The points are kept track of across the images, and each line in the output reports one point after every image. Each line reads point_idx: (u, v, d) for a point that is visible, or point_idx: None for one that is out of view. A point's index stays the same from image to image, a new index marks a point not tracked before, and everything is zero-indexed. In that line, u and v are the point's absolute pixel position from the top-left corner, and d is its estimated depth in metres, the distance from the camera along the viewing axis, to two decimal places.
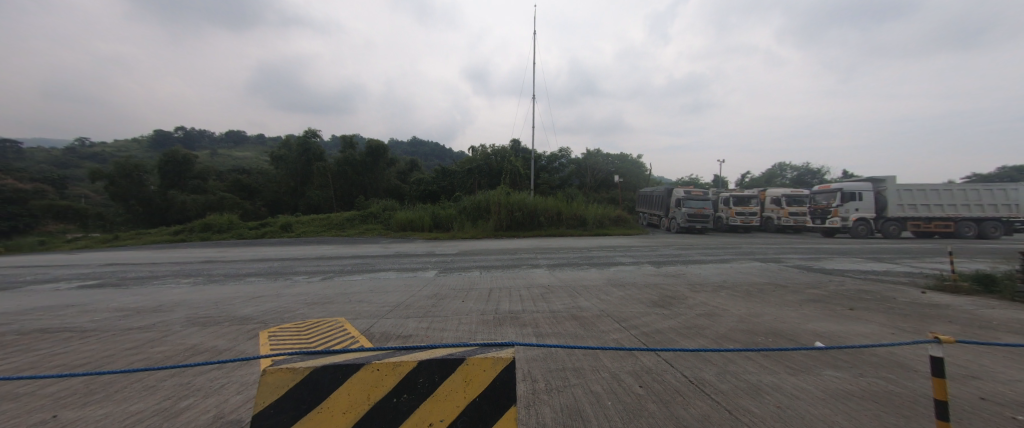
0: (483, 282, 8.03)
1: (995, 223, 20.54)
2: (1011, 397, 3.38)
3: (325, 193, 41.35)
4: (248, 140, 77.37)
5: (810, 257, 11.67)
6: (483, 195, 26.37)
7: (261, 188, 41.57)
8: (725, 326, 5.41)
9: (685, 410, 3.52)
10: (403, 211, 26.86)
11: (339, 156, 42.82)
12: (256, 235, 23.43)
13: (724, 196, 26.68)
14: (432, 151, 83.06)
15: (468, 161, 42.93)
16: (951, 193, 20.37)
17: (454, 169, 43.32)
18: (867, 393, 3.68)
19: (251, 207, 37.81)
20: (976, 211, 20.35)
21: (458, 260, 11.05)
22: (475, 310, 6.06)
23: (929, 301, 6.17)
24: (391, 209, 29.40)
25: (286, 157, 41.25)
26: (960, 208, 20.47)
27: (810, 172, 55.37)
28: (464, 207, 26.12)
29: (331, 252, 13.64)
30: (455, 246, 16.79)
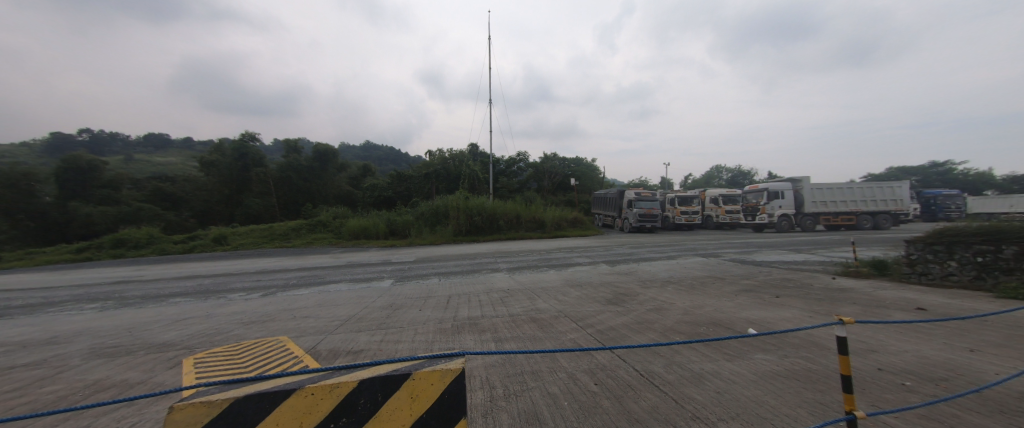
0: (441, 289, 7.84)
1: (887, 216, 23.94)
2: (900, 365, 3.94)
3: (268, 201, 38.24)
4: (173, 144, 69.21)
5: (742, 251, 12.85)
6: (441, 200, 25.99)
7: (191, 198, 37.44)
8: (672, 319, 5.74)
9: (636, 403, 3.67)
10: (356, 219, 25.70)
11: (282, 162, 40.48)
12: (182, 250, 21.02)
13: (670, 196, 28.49)
14: (388, 156, 80.27)
15: (424, 166, 42.02)
16: (853, 191, 23.40)
17: (410, 173, 42.18)
18: (790, 372, 4.09)
19: (176, 219, 33.76)
20: (871, 206, 23.60)
21: (416, 267, 10.74)
22: (433, 319, 5.90)
23: (838, 285, 7.02)
24: (342, 218, 28.01)
25: (218, 163, 37.91)
26: (860, 204, 23.64)
27: (742, 174, 61.48)
28: (421, 213, 25.53)
29: (271, 266, 12.54)
30: (412, 252, 16.27)
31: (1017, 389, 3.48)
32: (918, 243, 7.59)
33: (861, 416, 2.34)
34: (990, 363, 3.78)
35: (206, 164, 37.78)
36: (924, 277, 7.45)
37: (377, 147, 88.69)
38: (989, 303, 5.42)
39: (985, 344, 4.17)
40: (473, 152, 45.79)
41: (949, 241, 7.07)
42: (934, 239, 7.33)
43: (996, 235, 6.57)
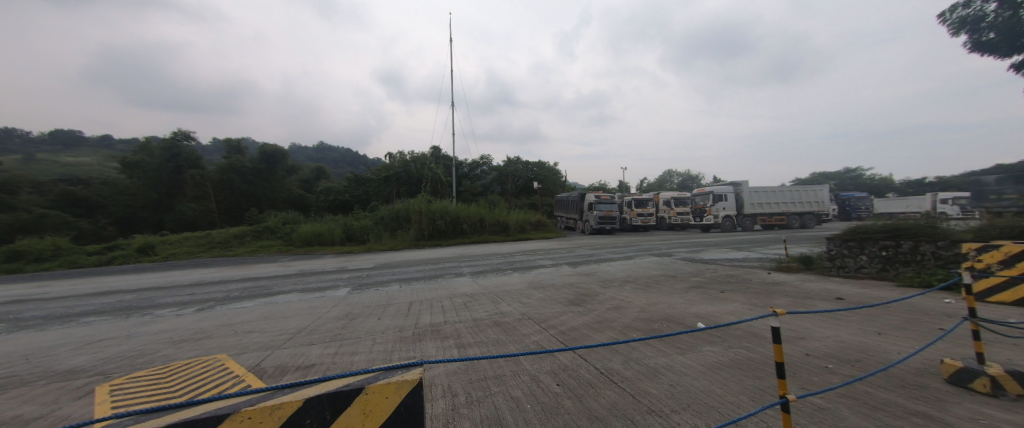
0: (402, 296, 7.58)
1: (812, 216, 26.79)
2: (824, 350, 4.39)
3: (206, 206, 34.84)
4: (87, 142, 60.88)
5: (691, 250, 13.78)
6: (402, 204, 25.24)
7: (108, 202, 32.77)
8: (629, 317, 5.98)
9: (596, 401, 3.76)
10: (308, 225, 24.29)
11: (221, 162, 37.72)
12: (97, 262, 18.50)
13: (627, 199, 29.62)
14: (345, 157, 76.74)
15: (384, 168, 40.71)
16: (784, 194, 25.97)
17: (368, 176, 40.70)
18: (733, 362, 4.41)
19: (92, 227, 29.60)
20: (800, 207, 26.32)
21: (375, 274, 10.29)
22: (393, 327, 5.69)
23: (773, 280, 7.73)
24: (293, 223, 26.41)
25: (144, 163, 34.19)
26: (790, 206, 26.29)
27: (691, 178, 66.49)
28: (381, 217, 24.66)
29: (208, 277, 11.41)
30: (372, 259, 15.61)
31: (915, 365, 4.02)
32: (837, 239, 8.48)
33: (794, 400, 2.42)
34: (893, 343, 4.33)
35: (130, 165, 34.27)
36: (841, 270, 8.37)
37: (333, 149, 84.51)
38: (892, 292, 6.22)
39: (889, 327, 4.78)
40: (436, 154, 45.23)
41: (861, 237, 8.04)
42: (848, 236, 8.30)
43: (896, 232, 7.59)
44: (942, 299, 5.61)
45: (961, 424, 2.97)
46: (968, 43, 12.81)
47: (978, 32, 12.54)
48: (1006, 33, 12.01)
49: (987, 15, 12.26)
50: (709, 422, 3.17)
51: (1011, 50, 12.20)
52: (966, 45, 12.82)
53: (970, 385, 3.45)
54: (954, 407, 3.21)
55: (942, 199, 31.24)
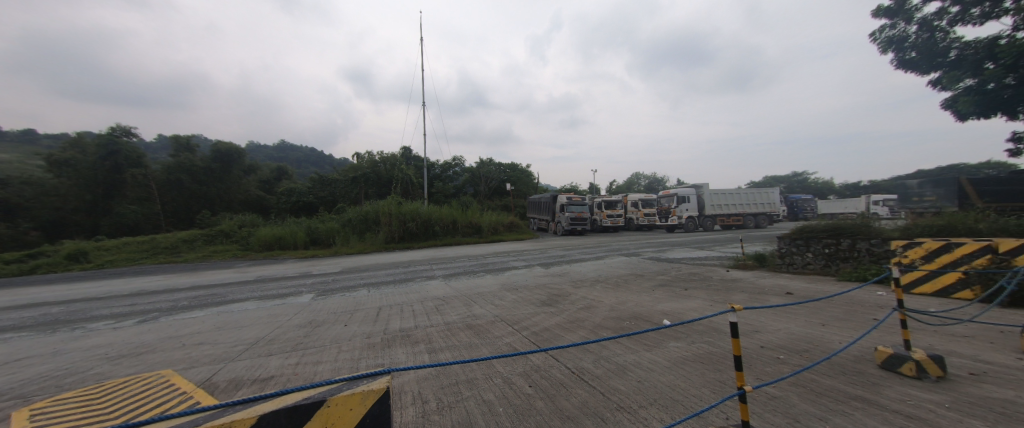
0: (370, 301, 7.32)
1: (765, 217, 28.82)
2: (776, 342, 4.70)
3: (150, 208, 31.93)
4: (3, 136, 53.88)
5: (657, 250, 14.35)
6: (371, 205, 24.54)
7: (29, 205, 28.93)
8: (600, 316, 6.12)
9: (568, 400, 3.80)
10: (268, 228, 23.06)
11: (168, 161, 35.17)
12: (16, 272, 16.43)
13: (598, 201, 30.26)
14: (310, 157, 73.34)
15: (351, 169, 39.17)
16: (741, 196, 27.75)
17: (335, 177, 39.59)
18: (697, 356, 4.62)
19: (10, 232, 26.28)
20: (754, 208, 28.24)
21: (342, 279, 9.87)
22: (360, 334, 5.47)
23: (731, 277, 8.20)
24: (250, 227, 24.95)
25: (75, 161, 30.93)
26: (746, 207, 28.12)
27: (657, 181, 69.73)
28: (348, 220, 23.75)
29: (151, 286, 10.43)
30: (338, 263, 14.97)
31: (853, 353, 4.39)
32: (787, 238, 9.12)
33: (751, 390, 2.52)
34: (836, 333, 4.72)
35: (57, 163, 30.75)
36: (790, 267, 8.99)
37: (297, 148, 80.66)
38: (833, 286, 6.78)
39: (831, 318, 5.21)
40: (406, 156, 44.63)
41: (807, 236, 8.71)
42: (796, 235, 8.98)
43: (836, 231, 8.32)
44: (874, 291, 6.20)
45: (892, 406, 3.27)
46: (895, 61, 14.25)
47: (902, 50, 13.99)
48: (924, 52, 13.47)
49: (909, 36, 13.78)
50: (674, 415, 3.29)
51: (929, 67, 13.66)
52: (894, 62, 14.21)
53: (900, 369, 3.82)
54: (886, 390, 3.53)
55: (874, 200, 34.79)
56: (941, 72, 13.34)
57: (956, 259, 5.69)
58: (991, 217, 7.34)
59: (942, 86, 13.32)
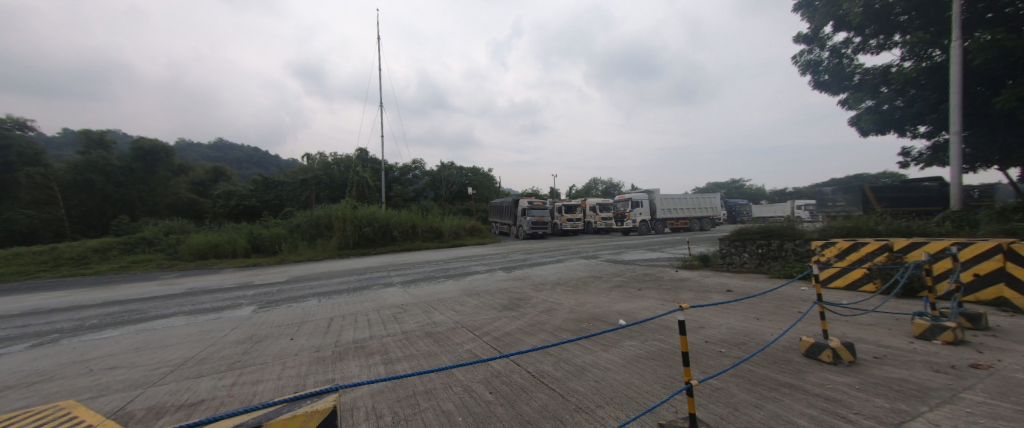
0: (321, 312, 6.86)
1: (708, 220, 31.32)
2: (718, 336, 5.07)
3: (50, 212, 27.48)
4: None
5: (614, 252, 14.98)
6: (322, 210, 23.43)
7: None
8: (560, 318, 6.23)
9: (527, 405, 3.79)
10: (203, 234, 21.17)
11: (75, 159, 30.67)
12: None
13: (558, 205, 31.10)
14: (253, 157, 67.89)
15: (297, 173, 39.91)
16: (687, 201, 29.96)
17: (282, 179, 37.25)
18: (650, 354, 4.84)
19: None
20: (699, 212, 30.64)
21: (290, 289, 9.15)
22: (308, 348, 5.09)
23: (679, 277, 8.74)
24: (180, 234, 22.62)
25: None
26: (692, 211, 30.44)
27: (614, 186, 73.20)
28: (296, 225, 22.74)
29: (49, 303, 8.97)
30: (286, 271, 13.96)
31: (782, 343, 4.84)
32: (727, 239, 9.86)
33: (696, 384, 2.64)
34: (768, 327, 5.18)
35: None
36: (730, 266, 9.73)
37: (238, 148, 74.56)
38: (766, 283, 7.47)
39: (765, 312, 5.72)
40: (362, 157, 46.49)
41: (744, 238, 9.49)
42: (734, 237, 9.75)
43: (768, 233, 9.22)
44: (799, 287, 6.92)
45: (815, 390, 3.64)
46: (813, 82, 16.19)
47: (818, 73, 15.94)
48: (834, 75, 15.42)
49: (823, 61, 15.70)
50: (628, 413, 3.41)
51: (839, 89, 15.66)
52: (811, 83, 16.19)
53: (820, 357, 4.26)
54: (810, 376, 3.92)
55: (797, 204, 39.30)
56: (848, 93, 15.38)
57: (862, 256, 6.50)
58: (887, 220, 8.56)
59: (849, 105, 15.36)
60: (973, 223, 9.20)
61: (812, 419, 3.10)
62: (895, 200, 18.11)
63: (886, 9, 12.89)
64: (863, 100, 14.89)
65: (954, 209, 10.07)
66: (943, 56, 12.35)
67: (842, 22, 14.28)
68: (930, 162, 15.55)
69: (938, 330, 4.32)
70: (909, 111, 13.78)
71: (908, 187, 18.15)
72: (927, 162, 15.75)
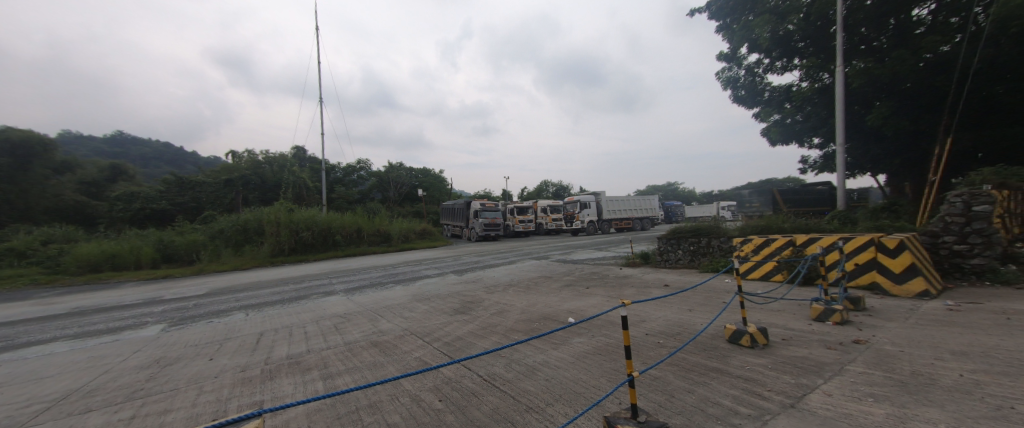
0: (248, 327, 6.17)
1: (648, 220, 33.82)
2: (656, 328, 5.45)
3: None
4: None
5: (564, 252, 15.48)
6: (251, 213, 21.30)
7: None
8: (511, 319, 6.27)
9: (478, 410, 3.73)
10: (95, 243, 18.03)
11: None
12: None
13: (510, 207, 31.42)
14: (162, 154, 59.26)
15: (217, 173, 35.20)
16: (630, 202, 32.09)
17: (200, 179, 33.07)
18: (597, 349, 5.06)
19: None
20: (640, 213, 32.98)
21: (209, 303, 8.09)
22: (233, 367, 4.54)
23: (622, 274, 9.29)
24: (65, 244, 19.10)
25: None
26: (634, 212, 32.63)
27: (563, 187, 75.74)
28: (219, 231, 20.52)
29: None
30: (205, 283, 12.39)
31: (711, 331, 5.33)
32: (664, 238, 10.65)
33: (636, 373, 2.72)
34: (698, 318, 5.67)
35: None
36: (667, 262, 10.54)
37: (143, 141, 64.92)
38: (696, 277, 8.21)
39: (696, 304, 6.27)
40: (299, 156, 44.53)
41: (678, 236, 10.33)
42: (670, 236, 10.56)
43: (698, 231, 10.13)
44: (723, 280, 7.70)
45: (736, 372, 4.04)
46: (732, 96, 18.29)
47: (736, 88, 17.97)
48: (749, 91, 17.53)
49: (740, 78, 17.75)
50: (575, 409, 3.50)
51: (752, 103, 17.85)
52: (731, 97, 18.26)
53: (740, 342, 4.75)
54: (733, 360, 4.35)
55: (721, 206, 44.03)
56: (759, 107, 17.56)
57: (772, 251, 7.41)
58: (790, 219, 9.88)
59: (761, 118, 17.58)
60: (851, 220, 10.93)
61: (735, 399, 3.43)
62: (798, 202, 21.04)
63: (787, 36, 14.83)
64: (771, 114, 17.14)
65: (840, 208, 11.88)
66: (830, 79, 14.40)
67: (754, 45, 16.17)
68: (823, 169, 18.40)
69: (829, 312, 5.04)
70: (806, 125, 16.14)
71: (806, 190, 21.24)
72: (821, 169, 18.59)
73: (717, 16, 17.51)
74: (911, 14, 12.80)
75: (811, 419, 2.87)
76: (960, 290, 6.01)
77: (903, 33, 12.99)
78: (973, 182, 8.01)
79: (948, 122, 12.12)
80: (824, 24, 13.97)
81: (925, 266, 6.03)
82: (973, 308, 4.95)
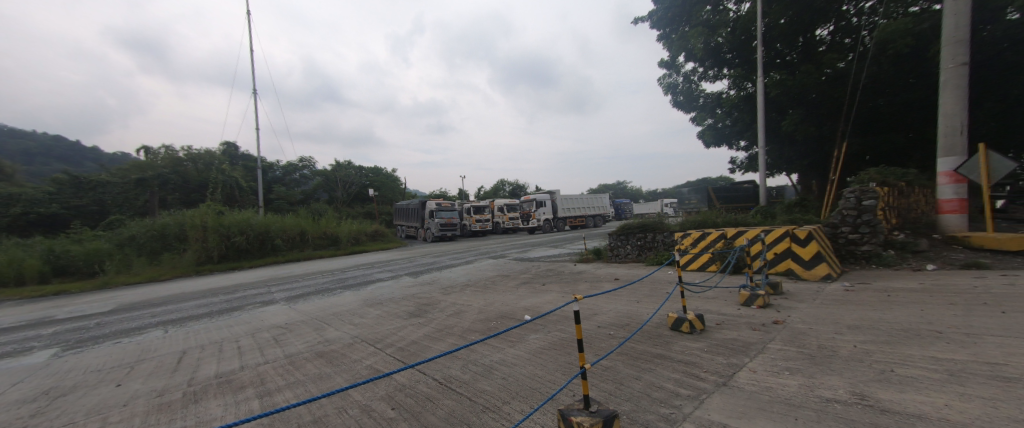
0: (167, 346, 5.46)
1: (601, 218, 35.48)
2: (607, 321, 5.71)
3: None
4: None
5: (521, 251, 15.71)
6: (170, 217, 18.90)
7: None
8: (469, 320, 6.22)
9: (433, 415, 3.63)
10: None
11: None
12: None
13: (466, 206, 31.19)
14: (50, 149, 50.04)
15: (123, 171, 30.53)
16: (583, 200, 33.38)
17: (104, 179, 28.64)
18: (553, 344, 5.18)
19: None
20: (592, 210, 34.49)
21: (115, 322, 7.02)
22: (147, 393, 3.99)
23: (576, 270, 9.62)
24: None
25: None
26: (587, 210, 34.04)
27: (519, 187, 76.68)
28: (130, 238, 18.10)
29: None
30: (111, 298, 10.73)
31: (655, 320, 5.70)
32: (614, 234, 11.17)
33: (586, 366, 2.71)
34: (645, 308, 6.04)
35: None
36: (617, 257, 11.10)
37: (21, 133, 54.35)
38: (643, 270, 8.75)
39: (642, 296, 6.69)
40: (229, 153, 40.46)
41: (627, 232, 10.89)
42: (620, 232, 11.11)
43: (644, 227, 10.76)
44: (666, 272, 8.28)
45: (678, 357, 4.36)
46: (672, 101, 19.68)
47: (676, 94, 19.39)
48: (686, 97, 19.01)
49: (678, 84, 19.18)
50: (530, 406, 3.53)
51: (689, 108, 19.38)
52: (671, 102, 19.65)
53: (681, 328, 5.12)
54: (675, 346, 4.69)
55: (665, 203, 47.43)
56: (695, 112, 19.15)
57: (707, 243, 8.12)
58: (722, 214, 10.89)
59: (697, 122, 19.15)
60: (771, 215, 12.33)
61: (677, 382, 3.69)
62: (729, 199, 23.33)
63: (717, 48, 16.31)
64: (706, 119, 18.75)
65: (763, 204, 13.34)
66: (752, 88, 16.06)
67: (690, 54, 17.55)
68: (748, 169, 20.46)
69: (754, 297, 5.63)
70: (735, 129, 17.92)
71: (736, 188, 23.65)
72: (746, 169, 20.70)
73: (658, 25, 18.73)
74: (815, 34, 14.66)
75: (739, 395, 3.17)
76: (854, 272, 7.03)
77: (809, 50, 14.86)
78: (864, 181, 9.39)
79: (845, 129, 14.17)
80: (746, 39, 15.56)
81: (829, 254, 6.98)
82: (863, 288, 5.83)
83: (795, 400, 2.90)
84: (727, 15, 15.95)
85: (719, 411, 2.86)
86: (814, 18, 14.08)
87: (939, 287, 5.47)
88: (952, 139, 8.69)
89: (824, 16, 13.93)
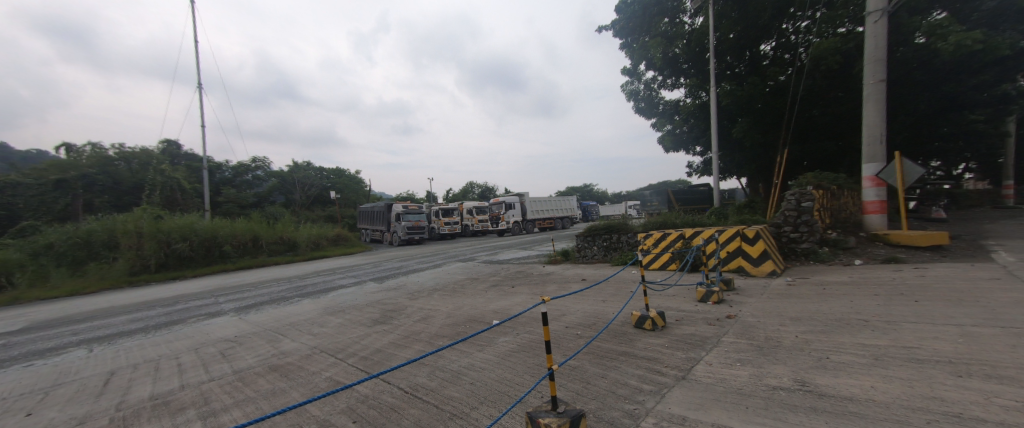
0: (88, 368, 4.85)
1: (569, 220, 36.27)
2: (575, 321, 5.83)
3: None
4: None
5: (490, 253, 15.70)
6: (96, 223, 16.97)
7: None
8: (437, 325, 6.10)
9: (397, 425, 3.51)
10: None
11: None
12: None
13: (434, 209, 30.71)
14: None
15: (39, 170, 27.03)
16: (551, 203, 33.95)
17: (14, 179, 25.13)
18: (522, 346, 5.21)
19: None
20: (560, 212, 35.17)
21: (24, 343, 6.14)
22: (62, 422, 3.52)
23: (544, 271, 9.76)
24: None
25: None
26: (556, 212, 34.67)
27: (488, 189, 76.28)
28: (47, 246, 16.08)
29: None
30: (21, 315, 9.40)
31: (620, 319, 5.90)
32: (582, 235, 11.45)
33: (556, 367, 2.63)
34: (610, 308, 6.23)
35: None
36: (584, 257, 11.41)
37: None
38: (608, 270, 9.05)
39: (608, 295, 6.90)
40: (170, 152, 37.03)
41: (594, 233, 11.19)
42: (587, 233, 11.40)
43: (610, 228, 11.11)
44: (629, 271, 8.62)
45: (640, 353, 4.53)
46: (633, 107, 20.53)
47: (637, 100, 20.25)
48: (647, 103, 19.91)
49: (639, 91, 20.05)
50: (497, 411, 3.51)
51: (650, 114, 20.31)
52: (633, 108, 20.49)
53: (644, 325, 5.31)
54: (638, 343, 4.87)
55: (629, 205, 49.44)
56: (656, 118, 20.18)
57: (667, 243, 8.53)
58: (680, 215, 11.51)
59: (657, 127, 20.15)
60: (724, 215, 13.20)
61: (640, 378, 3.83)
62: (688, 201, 24.74)
63: (675, 58, 17.27)
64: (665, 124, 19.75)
65: (718, 205, 14.23)
66: (706, 97, 17.15)
67: (650, 63, 18.45)
68: (704, 173, 21.78)
69: (709, 294, 5.99)
70: (692, 135, 19.02)
71: (694, 190, 25.14)
72: (702, 173, 22.00)
73: (620, 34, 19.52)
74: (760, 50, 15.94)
75: (697, 388, 3.33)
76: (795, 268, 7.69)
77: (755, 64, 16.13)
78: (803, 184, 10.30)
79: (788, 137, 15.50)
80: (701, 51, 16.62)
81: (774, 251, 7.58)
82: (804, 282, 6.38)
83: (746, 390, 3.09)
84: (683, 27, 16.98)
85: (679, 404, 3.00)
86: (759, 34, 15.34)
87: (865, 280, 6.11)
88: (874, 147, 9.74)
89: (768, 32, 15.18)
